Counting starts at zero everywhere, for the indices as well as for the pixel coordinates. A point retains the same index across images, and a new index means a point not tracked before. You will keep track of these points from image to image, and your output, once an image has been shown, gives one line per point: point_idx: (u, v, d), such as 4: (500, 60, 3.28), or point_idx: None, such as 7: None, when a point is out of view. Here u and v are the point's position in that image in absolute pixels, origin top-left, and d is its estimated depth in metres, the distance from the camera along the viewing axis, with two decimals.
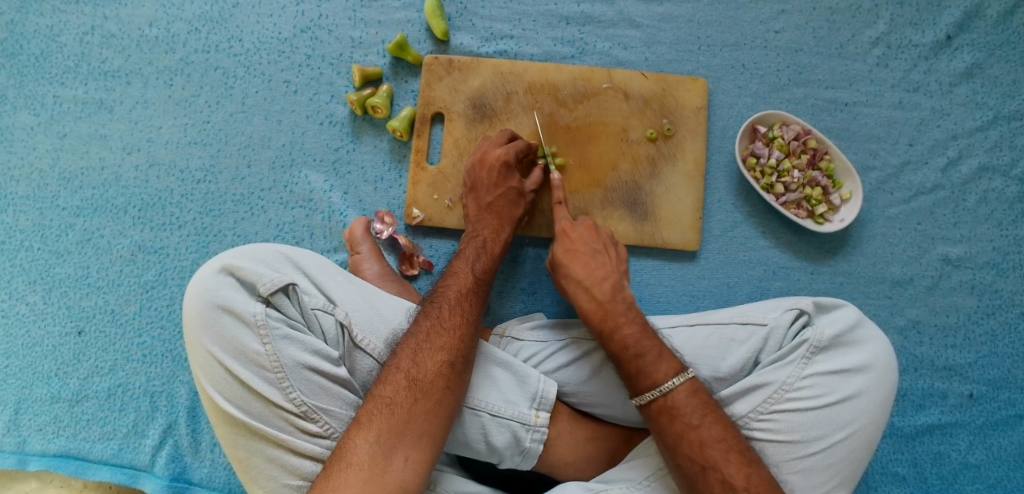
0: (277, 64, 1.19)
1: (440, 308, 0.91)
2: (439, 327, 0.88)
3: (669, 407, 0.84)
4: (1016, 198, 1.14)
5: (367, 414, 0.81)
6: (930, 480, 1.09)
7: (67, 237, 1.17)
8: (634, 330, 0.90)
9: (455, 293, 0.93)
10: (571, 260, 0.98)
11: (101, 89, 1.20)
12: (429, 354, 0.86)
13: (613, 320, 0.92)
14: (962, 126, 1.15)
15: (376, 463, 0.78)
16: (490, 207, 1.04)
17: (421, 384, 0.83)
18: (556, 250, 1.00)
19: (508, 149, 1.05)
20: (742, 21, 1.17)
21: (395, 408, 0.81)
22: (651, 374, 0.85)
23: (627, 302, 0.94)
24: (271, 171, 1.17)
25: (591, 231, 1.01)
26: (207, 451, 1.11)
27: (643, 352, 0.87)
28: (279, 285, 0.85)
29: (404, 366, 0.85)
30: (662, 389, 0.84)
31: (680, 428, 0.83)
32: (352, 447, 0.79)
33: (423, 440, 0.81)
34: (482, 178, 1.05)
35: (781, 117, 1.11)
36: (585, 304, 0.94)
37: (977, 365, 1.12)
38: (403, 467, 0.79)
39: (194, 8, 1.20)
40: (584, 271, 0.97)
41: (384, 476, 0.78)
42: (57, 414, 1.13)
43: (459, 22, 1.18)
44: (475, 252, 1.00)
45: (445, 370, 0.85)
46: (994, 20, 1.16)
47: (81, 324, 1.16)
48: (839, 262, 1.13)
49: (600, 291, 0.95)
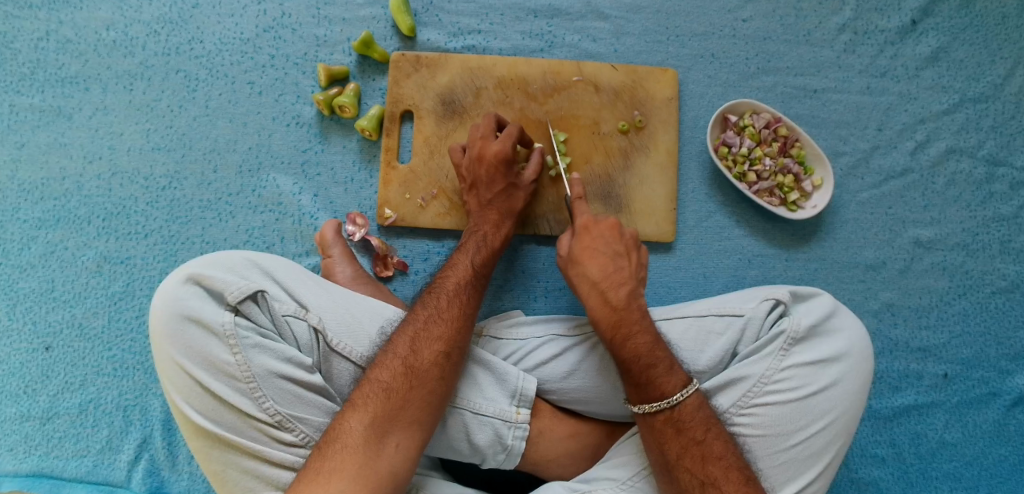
0: (240, 65, 1.16)
1: (439, 298, 0.90)
2: (437, 316, 0.88)
3: (675, 419, 0.83)
4: (983, 179, 1.15)
5: (363, 398, 0.80)
6: (908, 460, 1.10)
7: (29, 250, 1.14)
8: (646, 339, 0.87)
9: (454, 285, 0.92)
10: (587, 258, 0.93)
11: (59, 97, 1.16)
12: (426, 343, 0.85)
13: (626, 328, 0.88)
14: (929, 109, 1.16)
15: (371, 446, 0.76)
16: (489, 203, 1.03)
17: (418, 372, 0.82)
18: (574, 244, 0.95)
19: (505, 144, 1.02)
20: (709, 10, 1.17)
21: (390, 393, 0.80)
22: (660, 385, 0.83)
23: (642, 311, 0.90)
24: (238, 176, 1.14)
25: (613, 233, 0.95)
26: (184, 464, 1.09)
27: (655, 362, 0.85)
28: (247, 292, 0.83)
29: (401, 353, 0.83)
30: (671, 401, 0.83)
31: (683, 441, 0.82)
32: (346, 429, 0.77)
33: (416, 427, 0.80)
34: (481, 174, 1.02)
35: (751, 105, 1.11)
36: (598, 308, 0.90)
37: (951, 345, 1.13)
38: (396, 452, 0.77)
39: (153, 9, 1.17)
40: (600, 272, 0.92)
41: (378, 459, 0.76)
42: (28, 434, 1.10)
43: (426, 17, 1.16)
44: (475, 245, 0.99)
45: (441, 360, 0.84)
46: (958, 4, 1.17)
47: (48, 340, 1.12)
48: (813, 248, 1.14)
49: (615, 296, 0.90)
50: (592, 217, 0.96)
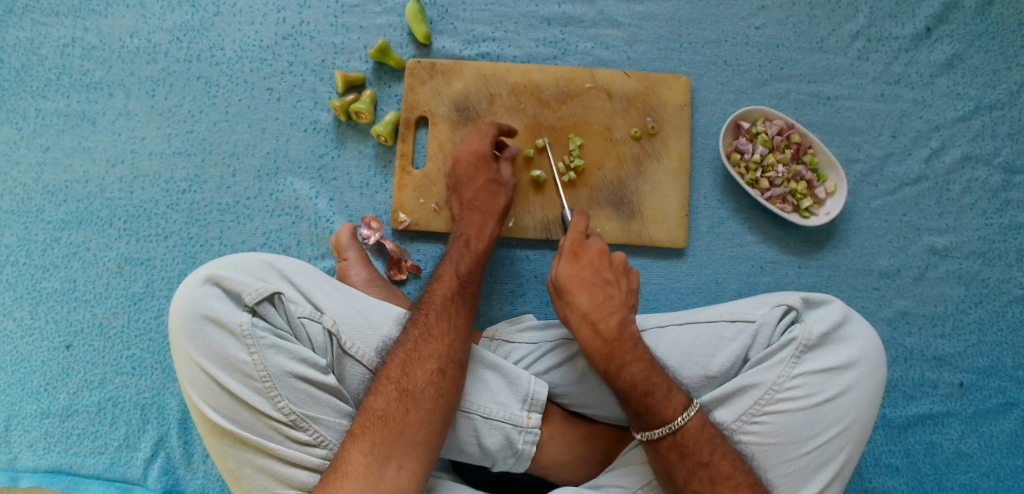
0: (259, 72, 1.19)
1: (427, 314, 0.90)
2: (427, 334, 0.88)
3: (678, 444, 0.83)
4: (1000, 187, 1.14)
5: (362, 426, 0.81)
6: (922, 469, 1.09)
7: (53, 251, 1.17)
8: (641, 367, 0.86)
9: (442, 298, 0.92)
10: (577, 287, 0.92)
11: (83, 102, 1.19)
12: (418, 364, 0.85)
13: (619, 359, 0.87)
14: (944, 116, 1.15)
15: (372, 472, 0.78)
16: (471, 203, 1.04)
17: (413, 395, 0.83)
18: (563, 270, 0.94)
19: (483, 141, 1.06)
20: (723, 18, 1.18)
21: (387, 420, 0.81)
22: (660, 412, 0.84)
23: (635, 339, 0.89)
24: (256, 180, 1.17)
25: (602, 258, 0.95)
26: (199, 462, 1.10)
27: (652, 390, 0.85)
28: (264, 294, 0.84)
29: (394, 377, 0.84)
30: (672, 426, 0.83)
31: (689, 466, 0.82)
32: (347, 458, 0.79)
33: (418, 448, 0.81)
34: (461, 174, 1.06)
35: (764, 112, 1.12)
36: (589, 340, 0.89)
37: (967, 354, 1.12)
38: (398, 475, 0.79)
39: (175, 17, 1.20)
40: (589, 302, 0.91)
41: (380, 484, 0.77)
42: (48, 430, 1.12)
43: (441, 25, 1.18)
44: (458, 253, 0.99)
45: (435, 378, 0.84)
46: (973, 11, 1.17)
47: (69, 338, 1.15)
48: (826, 255, 1.13)
49: (606, 327, 0.89)
50: (580, 242, 0.96)
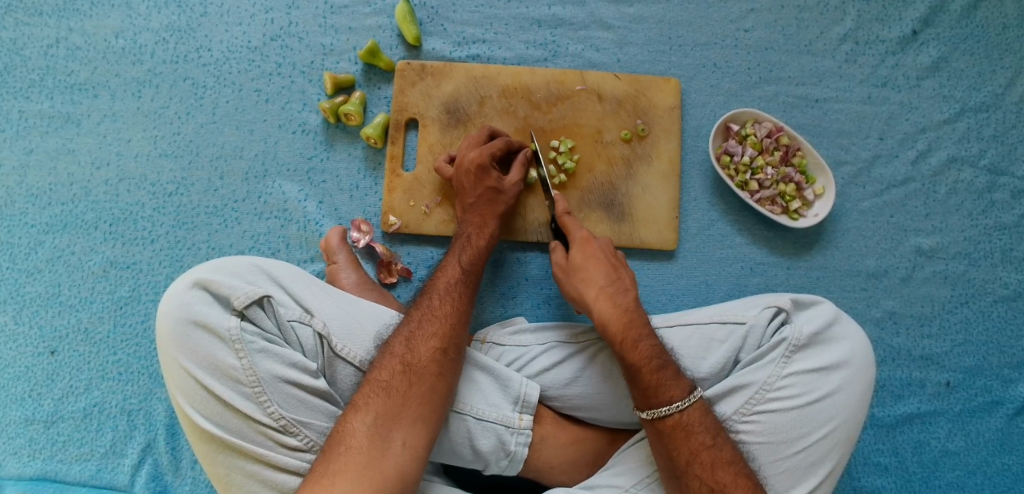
0: (247, 73, 1.18)
1: (432, 298, 0.91)
2: (431, 315, 0.89)
3: (684, 424, 0.83)
4: (985, 188, 1.15)
5: (365, 398, 0.80)
6: (911, 468, 1.10)
7: (36, 255, 1.15)
8: (655, 343, 0.87)
9: (445, 284, 0.93)
10: (593, 264, 0.94)
11: (67, 103, 1.18)
12: (422, 341, 0.86)
13: (636, 330, 0.88)
14: (930, 118, 1.17)
15: (376, 446, 0.77)
16: (471, 207, 1.03)
17: (416, 369, 0.83)
18: (574, 253, 0.95)
19: (482, 151, 1.03)
20: (712, 21, 1.18)
21: (392, 392, 0.81)
22: (669, 390, 0.83)
23: (647, 318, 0.91)
24: (244, 182, 1.16)
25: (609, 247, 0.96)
26: (188, 468, 1.09)
27: (666, 364, 0.85)
28: (253, 298, 0.83)
29: (398, 352, 0.84)
30: (679, 405, 0.83)
31: (694, 445, 0.82)
32: (349, 430, 0.78)
33: (420, 424, 0.80)
34: (465, 184, 1.03)
35: (753, 114, 1.12)
36: (609, 311, 0.90)
37: (953, 353, 1.13)
38: (402, 451, 0.78)
39: (161, 18, 1.19)
40: (607, 277, 0.92)
41: (384, 459, 0.76)
42: (32, 437, 1.11)
43: (431, 27, 1.18)
44: (461, 246, 0.99)
45: (437, 356, 0.85)
46: (959, 13, 1.18)
47: (54, 344, 1.13)
48: (815, 256, 1.14)
49: (624, 299, 0.91)
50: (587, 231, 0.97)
